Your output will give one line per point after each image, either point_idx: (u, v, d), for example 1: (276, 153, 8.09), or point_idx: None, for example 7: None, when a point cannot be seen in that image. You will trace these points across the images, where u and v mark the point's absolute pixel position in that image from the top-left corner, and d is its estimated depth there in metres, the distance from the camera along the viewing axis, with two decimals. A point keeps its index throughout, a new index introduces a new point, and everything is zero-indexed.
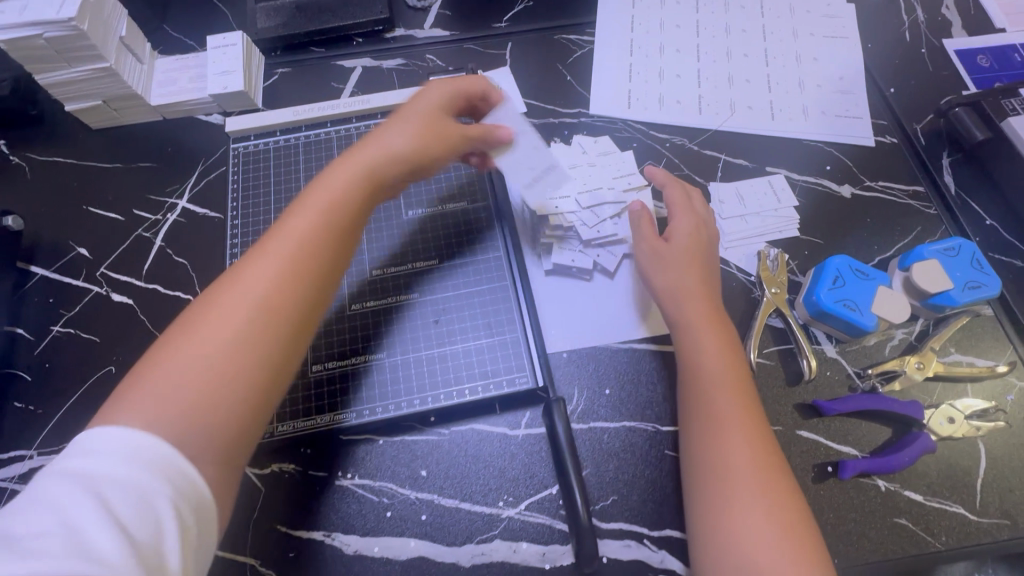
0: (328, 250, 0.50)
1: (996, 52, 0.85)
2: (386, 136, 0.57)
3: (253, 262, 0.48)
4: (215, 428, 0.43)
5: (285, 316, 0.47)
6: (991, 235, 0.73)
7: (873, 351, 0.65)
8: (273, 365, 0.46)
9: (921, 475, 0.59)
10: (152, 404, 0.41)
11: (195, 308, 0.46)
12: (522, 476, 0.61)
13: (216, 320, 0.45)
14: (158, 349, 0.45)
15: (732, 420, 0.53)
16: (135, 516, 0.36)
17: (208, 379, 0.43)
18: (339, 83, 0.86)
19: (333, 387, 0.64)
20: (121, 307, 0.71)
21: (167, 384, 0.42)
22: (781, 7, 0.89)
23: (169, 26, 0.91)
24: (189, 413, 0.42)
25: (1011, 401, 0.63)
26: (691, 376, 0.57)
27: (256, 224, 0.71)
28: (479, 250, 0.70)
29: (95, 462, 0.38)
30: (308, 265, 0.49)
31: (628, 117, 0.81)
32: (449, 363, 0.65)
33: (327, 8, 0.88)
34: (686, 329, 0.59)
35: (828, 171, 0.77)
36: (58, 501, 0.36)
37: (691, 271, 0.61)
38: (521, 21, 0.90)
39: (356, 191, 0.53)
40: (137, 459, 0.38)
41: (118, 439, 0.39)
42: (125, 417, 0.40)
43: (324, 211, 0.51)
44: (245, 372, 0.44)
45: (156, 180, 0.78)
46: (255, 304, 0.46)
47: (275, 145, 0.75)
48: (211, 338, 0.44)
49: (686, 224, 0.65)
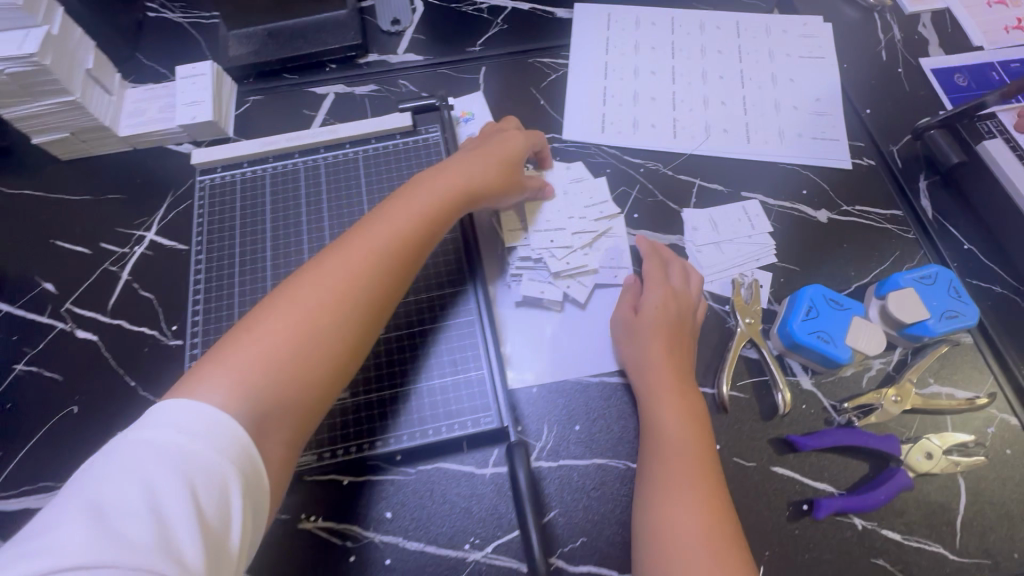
0: (407, 266, 0.58)
1: (973, 71, 0.84)
2: (466, 163, 0.66)
3: (349, 252, 0.56)
4: (287, 395, 0.48)
5: (369, 319, 0.54)
6: (970, 260, 0.71)
7: (849, 383, 0.64)
8: (349, 358, 0.53)
9: (898, 513, 0.58)
10: (249, 372, 0.47)
11: (295, 287, 0.53)
12: (489, 518, 0.59)
13: (310, 292, 0.52)
14: (255, 317, 0.51)
15: (679, 494, 0.52)
16: (214, 505, 0.40)
17: (294, 345, 0.49)
18: (311, 111, 0.85)
19: (366, 413, 0.62)
20: (85, 344, 0.69)
21: (265, 354, 0.48)
22: (757, 27, 0.88)
23: (142, 54, 0.90)
24: (278, 388, 0.48)
25: (991, 434, 0.61)
26: (652, 452, 0.57)
27: (218, 259, 0.69)
28: (448, 290, 0.68)
29: (185, 443, 0.41)
30: (394, 276, 0.57)
31: (602, 142, 0.80)
32: (420, 401, 0.63)
33: (299, 34, 0.87)
34: (650, 400, 0.59)
35: (804, 196, 0.76)
36: (146, 478, 0.38)
37: (656, 347, 0.61)
38: (495, 44, 0.89)
39: (436, 214, 0.62)
40: (223, 449, 0.42)
41: (218, 411, 0.43)
42: (226, 381, 0.46)
43: (411, 229, 0.59)
44: (328, 360, 0.51)
45: (124, 212, 0.77)
46: (344, 289, 0.53)
47: (242, 177, 0.74)
48: (307, 320, 0.51)
49: (654, 298, 0.63)
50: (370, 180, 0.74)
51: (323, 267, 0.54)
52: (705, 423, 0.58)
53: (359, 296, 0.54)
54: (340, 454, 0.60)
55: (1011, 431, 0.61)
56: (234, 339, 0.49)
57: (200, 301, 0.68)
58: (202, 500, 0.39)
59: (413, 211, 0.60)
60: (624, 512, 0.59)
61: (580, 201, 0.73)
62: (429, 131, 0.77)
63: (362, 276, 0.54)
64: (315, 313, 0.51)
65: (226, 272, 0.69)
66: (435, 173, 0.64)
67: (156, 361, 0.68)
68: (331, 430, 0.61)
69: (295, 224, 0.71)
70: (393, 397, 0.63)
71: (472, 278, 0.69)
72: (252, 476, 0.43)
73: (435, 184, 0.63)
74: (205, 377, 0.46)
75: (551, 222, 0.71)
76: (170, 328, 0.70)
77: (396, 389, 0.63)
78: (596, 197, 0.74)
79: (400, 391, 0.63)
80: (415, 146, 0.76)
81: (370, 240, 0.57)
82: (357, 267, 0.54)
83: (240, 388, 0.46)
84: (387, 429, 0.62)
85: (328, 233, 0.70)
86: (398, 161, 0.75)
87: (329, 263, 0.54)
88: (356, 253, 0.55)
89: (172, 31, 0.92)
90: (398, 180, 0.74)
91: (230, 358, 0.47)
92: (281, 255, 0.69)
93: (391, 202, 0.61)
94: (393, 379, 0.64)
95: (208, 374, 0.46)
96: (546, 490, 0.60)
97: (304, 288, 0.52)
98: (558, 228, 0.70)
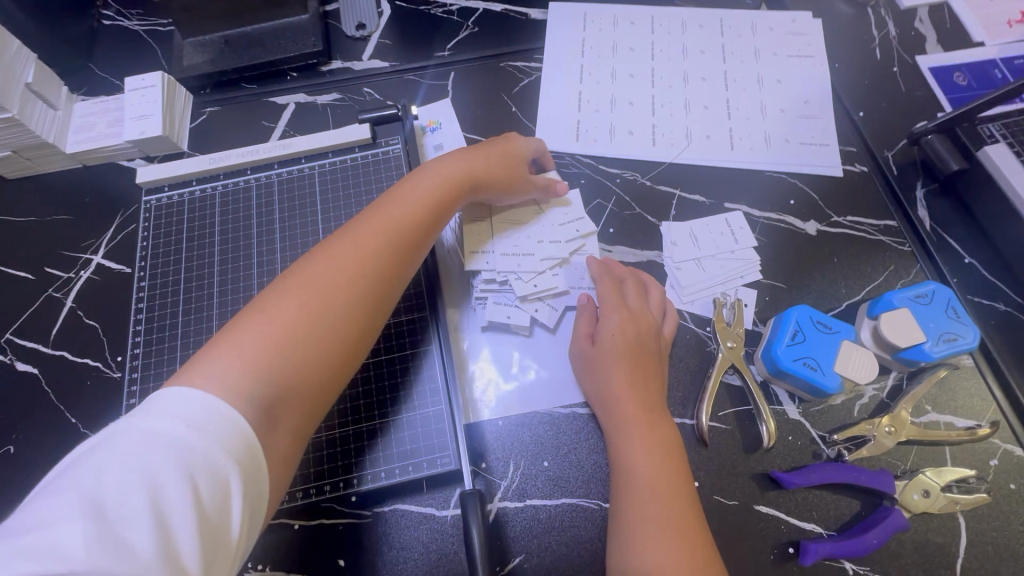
0: (416, 248, 0.55)
1: (974, 69, 0.79)
2: (465, 154, 0.63)
3: (357, 235, 0.52)
4: (293, 386, 0.43)
5: (381, 300, 0.51)
6: (971, 276, 0.66)
7: (840, 411, 0.59)
8: (362, 340, 0.49)
9: (892, 555, 0.54)
10: (258, 353, 0.42)
11: (303, 269, 0.49)
12: (446, 565, 0.55)
13: (318, 276, 0.48)
14: (263, 300, 0.46)
15: (647, 526, 0.48)
16: (217, 510, 0.35)
17: (302, 331, 0.45)
18: (270, 122, 0.79)
19: (337, 450, 0.58)
20: (25, 377, 0.65)
21: (274, 337, 0.44)
22: (742, 25, 0.83)
23: (95, 64, 0.83)
24: (290, 369, 0.43)
25: (994, 466, 0.57)
26: (620, 486, 0.52)
27: (164, 282, 0.67)
28: (404, 315, 0.63)
29: (191, 437, 0.36)
30: (403, 257, 0.54)
31: (576, 151, 0.75)
32: (403, 432, 0.59)
33: (256, 41, 0.81)
34: (616, 433, 0.55)
35: (792, 206, 0.71)
36: (147, 472, 0.34)
37: (618, 374, 0.56)
38: (467, 47, 0.83)
39: (443, 197, 0.59)
40: (230, 446, 0.37)
41: (223, 394, 0.39)
42: (233, 363, 0.41)
43: (418, 217, 0.56)
44: (342, 339, 0.47)
45: (69, 234, 0.73)
46: (355, 272, 0.50)
47: (189, 196, 0.71)
48: (319, 297, 0.47)
49: (611, 324, 0.58)
50: (325, 199, 0.70)
51: (332, 249, 0.51)
52: (677, 450, 0.53)
53: (371, 274, 0.50)
54: (320, 492, 0.56)
55: (1015, 464, 0.57)
56: (239, 322, 0.45)
57: (142, 330, 0.65)
58: (206, 504, 0.34)
59: (420, 195, 0.58)
60: (593, 558, 0.55)
61: (551, 220, 0.68)
62: (390, 143, 0.73)
63: (371, 255, 0.51)
64: (329, 290, 0.48)
65: (169, 298, 0.66)
66: (437, 162, 0.62)
67: (100, 395, 0.64)
68: (310, 467, 0.57)
69: (244, 247, 0.68)
70: (377, 429, 0.59)
71: (431, 303, 0.64)
72: (257, 474, 0.38)
73: (439, 170, 0.60)
74: (208, 360, 0.41)
75: (519, 246, 0.65)
76: (115, 359, 0.66)
77: (379, 421, 0.59)
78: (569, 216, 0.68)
79: (384, 423, 0.59)
80: (374, 160, 0.72)
81: (378, 222, 0.54)
82: (366, 246, 0.52)
83: (249, 369, 0.41)
84: (366, 464, 0.57)
85: (279, 259, 0.67)
86: (355, 175, 0.71)
87: (337, 244, 0.51)
88: (368, 236, 0.52)
89: (125, 39, 0.85)
90: (353, 196, 0.70)
91: (236, 340, 0.43)
92: (229, 278, 0.67)
93: (396, 189, 0.59)
94: (376, 410, 0.59)
95: (210, 360, 0.41)
96: (511, 532, 0.56)
97: (312, 269, 0.49)
98: (527, 252, 0.65)
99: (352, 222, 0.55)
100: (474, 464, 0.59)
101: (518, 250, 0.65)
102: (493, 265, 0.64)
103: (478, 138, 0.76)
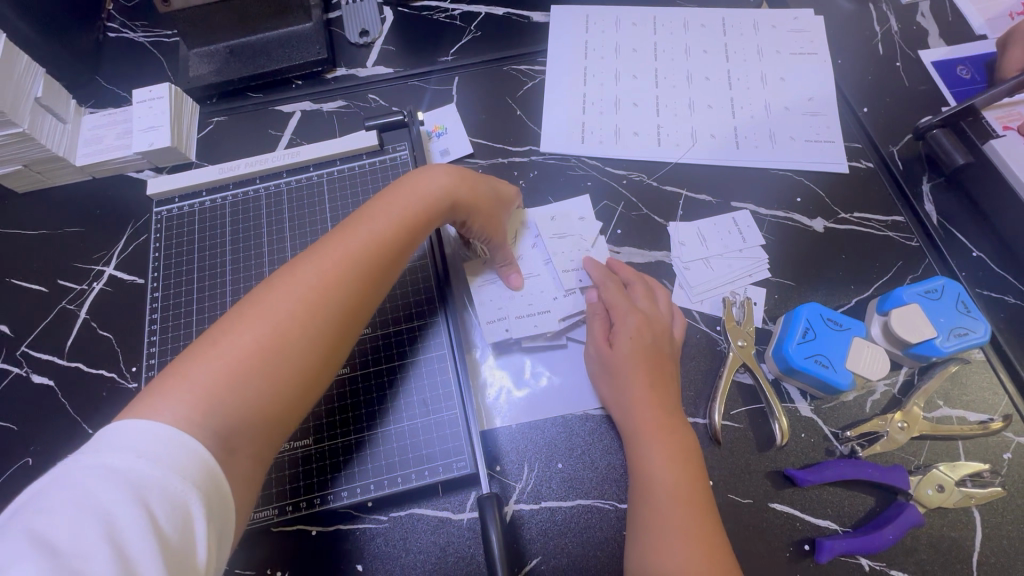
0: (386, 276, 0.52)
1: (977, 62, 0.79)
2: (452, 169, 0.59)
3: (326, 257, 0.49)
4: (246, 418, 0.42)
5: (342, 334, 0.48)
6: (981, 270, 0.67)
7: (852, 408, 0.60)
8: (320, 377, 0.47)
9: (909, 551, 0.54)
10: (209, 389, 0.40)
11: (260, 297, 0.46)
12: (461, 566, 0.56)
13: (278, 303, 0.45)
14: (217, 328, 0.44)
15: (670, 531, 0.48)
16: (181, 536, 0.35)
17: (258, 362, 0.43)
18: (276, 130, 0.80)
19: (310, 467, 0.58)
20: (43, 389, 0.66)
21: (228, 369, 0.42)
22: (744, 24, 0.83)
23: (103, 77, 0.83)
24: (242, 407, 0.41)
25: (1008, 460, 0.57)
26: (637, 489, 0.52)
27: (177, 292, 0.68)
28: (417, 322, 0.63)
29: (145, 467, 0.35)
30: (371, 285, 0.50)
31: (582, 153, 0.75)
32: (381, 447, 0.58)
33: (261, 50, 0.82)
34: (634, 441, 0.55)
35: (799, 204, 0.71)
36: (101, 506, 0.33)
37: (639, 378, 0.56)
38: (471, 52, 0.83)
39: (420, 220, 0.55)
40: (189, 474, 0.36)
41: (169, 432, 0.37)
42: (180, 400, 0.39)
43: (393, 237, 0.53)
44: (298, 375, 0.45)
45: (82, 246, 0.74)
46: (316, 300, 0.46)
47: (199, 207, 0.72)
48: (273, 332, 0.44)
49: (627, 328, 0.58)
50: (334, 207, 0.71)
51: (293, 276, 0.47)
52: (694, 453, 0.54)
53: (333, 307, 0.47)
54: (295, 509, 0.56)
55: None
56: (193, 353, 0.42)
57: (156, 340, 0.66)
58: (168, 532, 0.34)
59: (396, 214, 0.54)
60: (610, 560, 0.55)
61: (557, 264, 0.66)
62: (397, 149, 0.73)
63: (335, 285, 0.48)
64: (285, 325, 0.45)
65: (182, 310, 0.67)
66: (420, 177, 0.57)
67: (116, 405, 0.65)
68: (325, 473, 0.57)
69: (255, 256, 0.69)
70: (355, 444, 0.58)
71: (443, 312, 0.64)
72: (220, 500, 0.38)
73: (417, 186, 0.56)
74: (159, 395, 0.39)
75: (534, 303, 0.64)
76: (130, 369, 0.66)
77: (353, 437, 0.59)
78: (573, 233, 0.69)
79: (361, 437, 0.59)
80: (381, 167, 0.72)
81: (346, 245, 0.50)
82: (330, 274, 0.48)
83: (196, 407, 0.39)
84: (333, 482, 0.57)
85: None
86: (363, 183, 0.72)
87: (299, 270, 0.47)
88: (336, 260, 0.49)
89: (132, 52, 0.85)
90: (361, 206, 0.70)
91: (187, 373, 0.41)
92: (242, 287, 0.67)
93: (370, 205, 0.54)
94: (351, 426, 0.59)
95: (164, 391, 0.40)
96: (527, 535, 0.56)
97: (272, 296, 0.46)
98: (542, 311, 0.64)
99: (323, 238, 0.51)
100: (489, 468, 0.59)
101: (536, 303, 0.64)
102: (511, 331, 0.63)
103: (483, 142, 0.77)
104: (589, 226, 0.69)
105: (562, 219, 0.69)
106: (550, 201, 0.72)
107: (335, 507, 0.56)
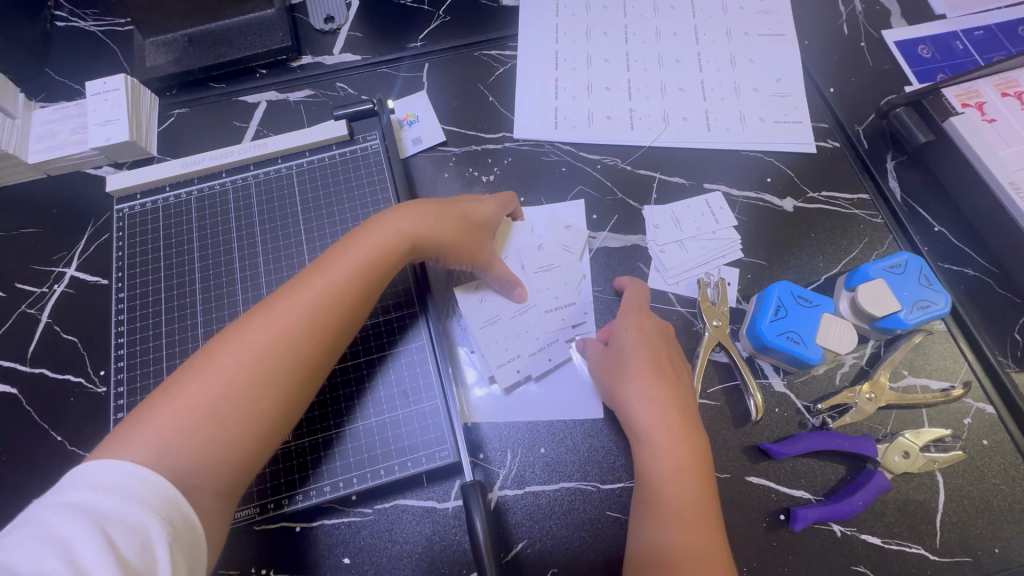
0: (352, 316, 0.50)
1: (938, 42, 0.80)
2: (417, 205, 0.57)
3: (284, 302, 0.47)
4: (205, 460, 0.41)
5: (303, 376, 0.46)
6: (942, 243, 0.69)
7: (823, 381, 0.61)
8: (281, 421, 0.45)
9: (876, 515, 0.57)
10: (164, 433, 0.40)
11: (219, 344, 0.45)
12: (444, 555, 0.56)
13: (235, 351, 0.44)
14: (176, 376, 0.43)
15: (675, 517, 0.49)
16: (143, 558, 0.34)
17: (216, 409, 0.42)
18: (242, 122, 0.77)
19: (291, 463, 0.57)
20: (5, 397, 0.64)
21: (183, 417, 0.41)
22: (714, 5, 0.83)
23: (53, 69, 0.79)
24: (199, 450, 0.41)
25: (967, 424, 0.60)
26: (646, 489, 0.52)
27: (143, 292, 0.66)
28: (394, 312, 0.62)
29: (103, 497, 0.35)
30: (334, 326, 0.48)
31: (556, 138, 0.75)
32: (362, 439, 0.58)
33: (222, 39, 0.79)
34: (642, 444, 0.54)
35: (769, 183, 0.72)
36: (57, 534, 0.33)
37: (643, 377, 0.55)
38: (441, 37, 0.81)
39: (384, 257, 0.53)
40: (147, 501, 0.36)
41: (132, 467, 0.37)
42: (137, 443, 0.39)
43: (357, 277, 0.51)
44: (257, 419, 0.43)
45: (39, 248, 0.70)
46: (273, 346, 0.45)
47: (163, 203, 0.69)
48: (230, 379, 0.43)
49: (628, 324, 0.59)
50: (305, 200, 0.69)
51: (252, 321, 0.46)
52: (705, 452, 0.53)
53: (290, 350, 0.46)
54: (276, 506, 0.56)
55: (988, 421, 0.60)
56: (153, 398, 0.42)
57: (124, 343, 0.64)
58: (129, 554, 0.34)
59: (360, 253, 0.52)
60: (594, 539, 0.56)
61: (553, 278, 0.65)
62: (368, 139, 0.72)
63: (293, 328, 0.46)
64: (240, 372, 0.43)
65: (149, 311, 0.65)
66: (386, 214, 0.56)
67: (86, 412, 0.63)
68: (307, 468, 0.57)
69: (224, 254, 0.67)
70: (336, 437, 0.58)
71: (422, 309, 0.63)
72: (186, 528, 0.37)
73: (384, 226, 0.55)
74: (118, 438, 0.39)
75: (540, 338, 0.63)
76: (98, 374, 0.64)
77: (335, 430, 0.58)
78: (560, 241, 0.67)
79: (342, 431, 0.58)
80: (352, 158, 0.71)
81: (305, 288, 0.48)
82: (286, 319, 0.46)
83: (153, 449, 0.39)
84: (314, 477, 0.57)
85: (262, 263, 0.66)
86: (334, 176, 0.70)
87: (258, 314, 0.46)
88: (294, 305, 0.47)
89: (82, 41, 0.81)
90: (333, 199, 0.69)
91: (146, 419, 0.40)
92: (211, 287, 0.65)
93: (336, 246, 0.53)
94: (331, 420, 0.58)
95: (121, 437, 0.39)
96: (513, 520, 0.57)
97: (228, 344, 0.45)
98: (549, 345, 0.63)
99: (286, 282, 0.50)
100: (472, 456, 0.60)
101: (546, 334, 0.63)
102: (524, 370, 0.62)
103: (457, 130, 0.76)
104: (575, 234, 0.68)
105: (548, 228, 0.68)
106: (536, 198, 0.72)
107: (320, 501, 0.56)
